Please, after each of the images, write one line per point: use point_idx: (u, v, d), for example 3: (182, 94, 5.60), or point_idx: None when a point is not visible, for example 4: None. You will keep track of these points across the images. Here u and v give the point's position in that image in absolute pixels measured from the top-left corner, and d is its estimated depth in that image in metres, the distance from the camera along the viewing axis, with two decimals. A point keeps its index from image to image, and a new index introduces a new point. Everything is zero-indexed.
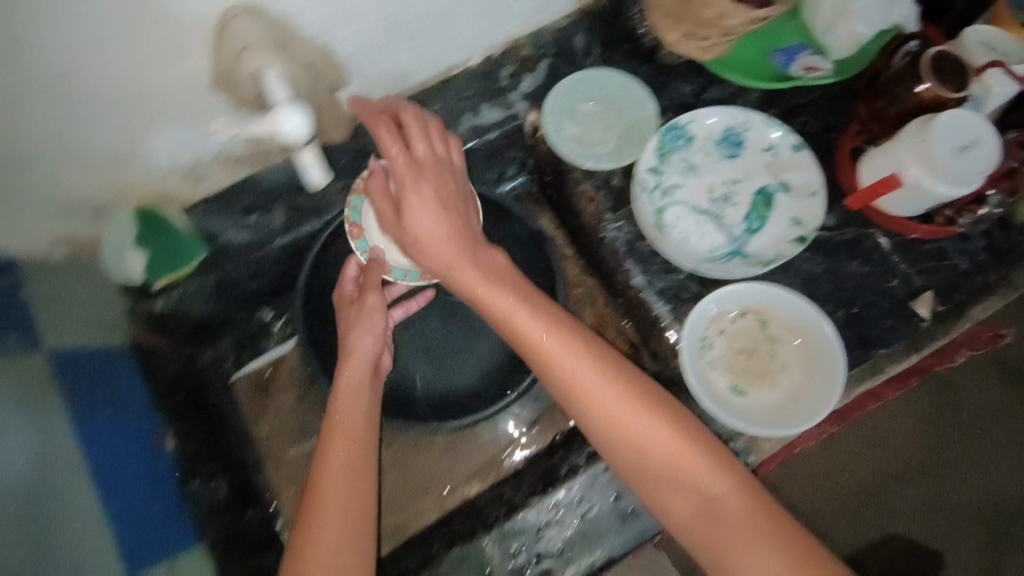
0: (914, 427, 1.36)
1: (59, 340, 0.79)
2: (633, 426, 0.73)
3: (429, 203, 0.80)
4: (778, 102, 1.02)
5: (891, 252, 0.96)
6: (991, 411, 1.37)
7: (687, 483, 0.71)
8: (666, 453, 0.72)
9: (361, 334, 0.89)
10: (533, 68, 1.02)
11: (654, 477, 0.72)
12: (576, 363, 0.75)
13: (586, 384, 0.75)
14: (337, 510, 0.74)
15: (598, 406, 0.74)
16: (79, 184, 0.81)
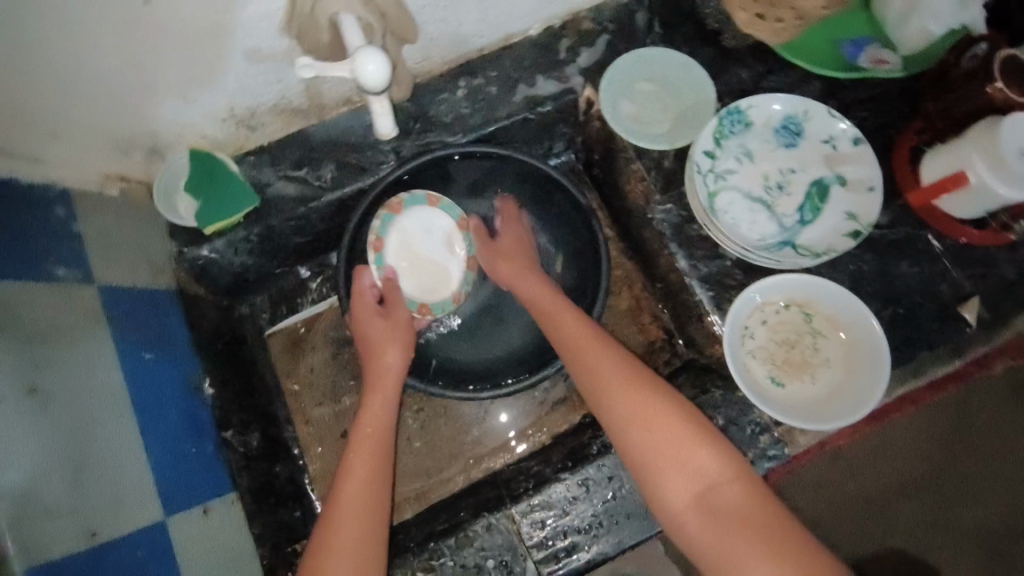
0: (927, 443, 1.29)
1: (107, 278, 0.79)
2: (642, 409, 0.72)
3: (519, 243, 1.00)
4: (839, 95, 0.98)
5: (943, 255, 0.93)
6: (1003, 430, 1.31)
7: (690, 470, 0.67)
8: (672, 438, 0.69)
9: (394, 351, 0.92)
10: (592, 43, 1.01)
11: (657, 460, 0.69)
12: (600, 357, 0.79)
13: (606, 371, 0.77)
14: (359, 502, 0.76)
15: (613, 390, 0.75)
16: (138, 121, 0.81)
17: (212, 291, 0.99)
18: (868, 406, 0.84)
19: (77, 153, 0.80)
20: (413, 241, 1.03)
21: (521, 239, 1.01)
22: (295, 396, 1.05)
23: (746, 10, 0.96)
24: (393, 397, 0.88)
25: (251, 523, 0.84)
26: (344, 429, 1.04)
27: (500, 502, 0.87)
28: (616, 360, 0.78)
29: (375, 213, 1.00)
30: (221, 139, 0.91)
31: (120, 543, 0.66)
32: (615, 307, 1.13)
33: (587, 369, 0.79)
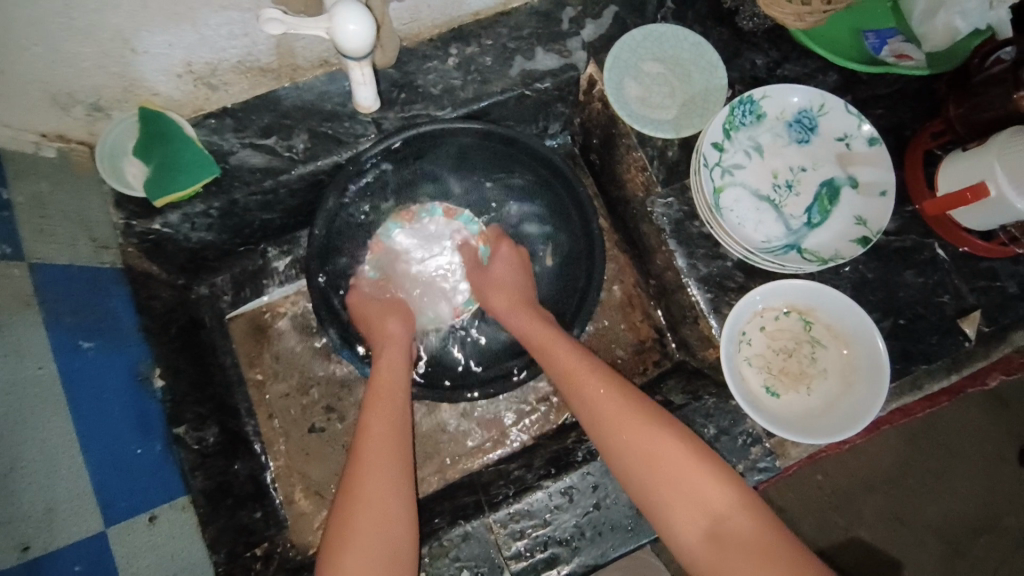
0: (892, 437, 1.30)
1: (41, 256, 0.69)
2: (638, 437, 0.67)
3: (511, 272, 0.93)
4: (855, 90, 0.93)
5: (947, 265, 0.90)
6: (969, 433, 1.31)
7: (693, 500, 0.62)
8: (674, 467, 0.64)
9: (395, 322, 0.89)
10: (597, 15, 0.93)
11: (660, 491, 0.64)
12: (595, 384, 0.73)
13: (601, 397, 0.72)
14: (385, 465, 0.71)
15: (610, 419, 0.70)
16: (76, 73, 0.70)
17: (166, 269, 0.89)
18: (866, 419, 0.80)
19: (7, 106, 0.69)
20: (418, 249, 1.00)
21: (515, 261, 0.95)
22: (257, 386, 0.97)
23: None
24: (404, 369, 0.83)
25: (204, 530, 0.76)
26: (312, 424, 0.96)
27: (479, 510, 0.81)
28: (611, 385, 0.73)
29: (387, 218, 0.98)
30: (177, 99, 0.80)
31: (51, 557, 0.59)
32: (606, 302, 1.07)
33: (584, 395, 0.73)
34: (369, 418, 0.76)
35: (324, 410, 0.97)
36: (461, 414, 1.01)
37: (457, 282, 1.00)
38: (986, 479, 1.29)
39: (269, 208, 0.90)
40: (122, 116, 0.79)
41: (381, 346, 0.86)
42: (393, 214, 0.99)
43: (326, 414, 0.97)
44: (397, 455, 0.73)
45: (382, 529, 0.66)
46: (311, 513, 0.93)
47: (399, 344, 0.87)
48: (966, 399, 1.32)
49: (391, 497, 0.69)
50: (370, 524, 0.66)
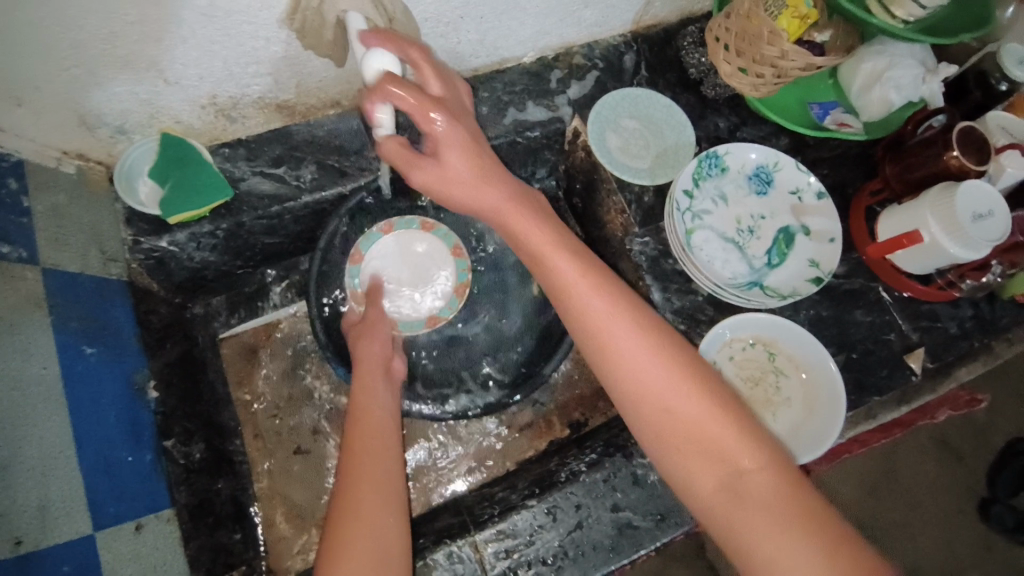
0: (853, 487, 1.37)
1: (53, 263, 0.72)
2: (650, 379, 0.63)
3: (470, 159, 0.69)
4: (804, 152, 1.06)
5: (890, 305, 1.00)
6: (922, 482, 1.39)
7: (711, 451, 0.60)
8: (695, 419, 0.61)
9: (370, 342, 0.90)
10: (582, 77, 1.06)
11: (681, 443, 0.61)
12: (611, 322, 0.65)
13: (612, 338, 0.65)
14: (369, 477, 0.71)
15: (627, 364, 0.64)
16: (109, 99, 0.76)
17: (164, 287, 0.91)
18: (830, 442, 0.88)
19: (40, 123, 0.74)
20: (396, 259, 1.00)
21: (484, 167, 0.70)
22: (246, 407, 0.97)
23: (730, 63, 0.96)
24: (383, 384, 0.86)
25: (185, 546, 0.75)
26: (298, 445, 0.97)
27: (464, 529, 0.83)
28: (628, 323, 0.65)
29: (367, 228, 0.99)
30: (197, 127, 0.86)
31: (43, 555, 0.58)
32: None
33: (596, 333, 0.65)
34: (356, 433, 0.77)
35: (311, 432, 0.98)
36: (447, 440, 1.03)
37: (430, 292, 0.99)
38: (941, 528, 1.35)
39: (273, 232, 0.95)
40: (143, 139, 0.84)
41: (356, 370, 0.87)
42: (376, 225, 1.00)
43: (312, 435, 0.98)
44: (386, 467, 0.74)
45: (377, 535, 0.67)
46: (290, 538, 0.92)
47: (376, 364, 0.88)
48: (918, 447, 1.41)
49: (379, 505, 0.69)
50: (362, 533, 0.66)
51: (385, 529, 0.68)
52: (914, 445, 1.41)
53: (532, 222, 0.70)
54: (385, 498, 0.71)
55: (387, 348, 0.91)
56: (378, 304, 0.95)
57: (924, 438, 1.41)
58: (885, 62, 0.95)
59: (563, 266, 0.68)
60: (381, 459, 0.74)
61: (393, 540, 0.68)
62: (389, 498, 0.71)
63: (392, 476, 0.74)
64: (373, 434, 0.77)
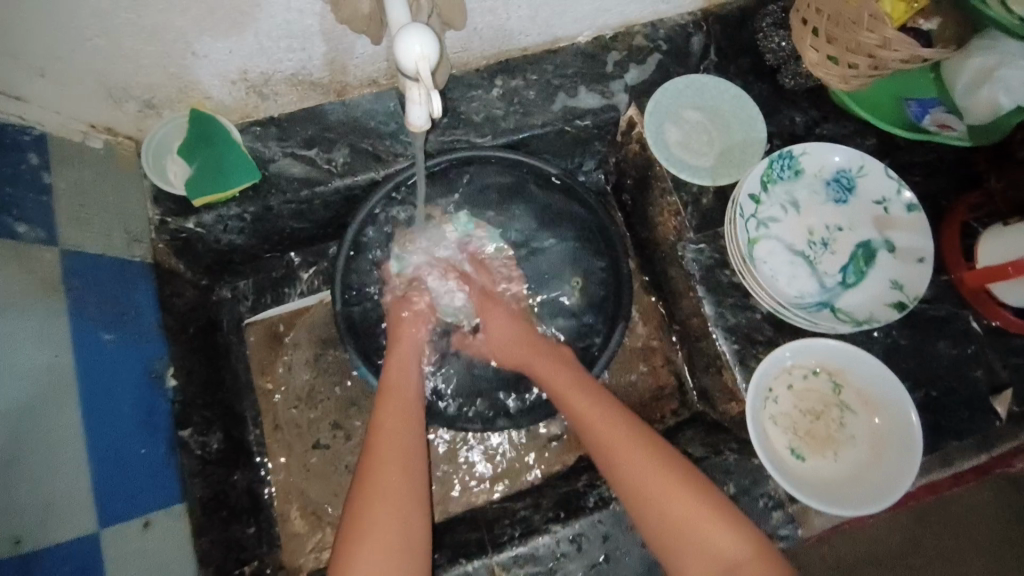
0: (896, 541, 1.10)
1: (74, 243, 0.70)
2: (649, 479, 0.68)
3: (511, 326, 0.90)
4: (893, 155, 0.93)
5: (981, 338, 0.86)
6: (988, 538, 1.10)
7: (703, 548, 0.63)
8: (689, 518, 0.65)
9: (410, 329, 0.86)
10: (642, 60, 0.95)
11: (677, 537, 0.65)
12: (607, 432, 0.73)
13: (615, 442, 0.72)
14: (391, 473, 0.69)
15: (625, 468, 0.70)
16: (135, 72, 0.72)
17: (191, 268, 0.88)
18: (898, 495, 0.76)
19: (65, 93, 0.71)
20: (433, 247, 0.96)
21: (522, 335, 0.89)
22: (266, 395, 0.94)
23: (818, 50, 0.84)
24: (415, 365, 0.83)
25: (196, 541, 0.74)
26: (317, 440, 0.93)
27: (480, 548, 0.77)
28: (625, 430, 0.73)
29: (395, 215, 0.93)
30: (227, 103, 0.81)
31: (48, 552, 0.58)
32: (627, 343, 1.06)
33: (596, 441, 0.74)
34: (384, 421, 0.74)
35: (330, 427, 0.94)
36: (469, 446, 0.98)
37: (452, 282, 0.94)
38: None
39: (302, 217, 0.90)
40: (173, 115, 0.80)
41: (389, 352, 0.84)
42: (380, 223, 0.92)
43: (331, 432, 0.94)
44: (408, 455, 0.71)
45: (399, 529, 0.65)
46: (304, 536, 0.90)
47: (414, 349, 0.84)
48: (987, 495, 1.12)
49: (405, 499, 0.67)
50: (381, 537, 0.64)
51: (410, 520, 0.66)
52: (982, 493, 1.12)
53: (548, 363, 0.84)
54: (408, 491, 0.68)
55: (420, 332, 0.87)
56: (420, 287, 0.92)
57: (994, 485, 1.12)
58: (995, 60, 0.79)
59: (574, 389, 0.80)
60: (405, 447, 0.72)
61: (416, 544, 0.65)
62: (414, 487, 0.69)
63: (414, 465, 0.71)
64: (400, 420, 0.74)
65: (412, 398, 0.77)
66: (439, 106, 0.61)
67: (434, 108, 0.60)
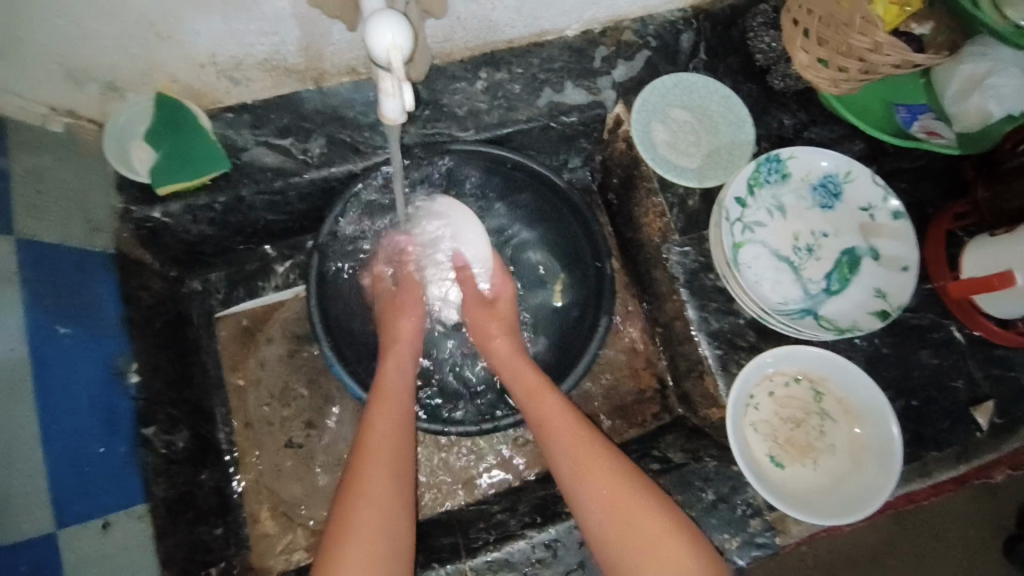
0: (877, 546, 1.10)
1: (32, 233, 0.66)
2: (612, 492, 0.67)
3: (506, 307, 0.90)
4: (881, 161, 0.92)
5: (963, 348, 0.86)
6: (967, 547, 1.10)
7: (661, 564, 0.62)
8: (648, 533, 0.63)
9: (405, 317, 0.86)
10: (630, 56, 0.93)
11: (630, 551, 0.63)
12: (574, 441, 0.72)
13: (578, 454, 0.71)
14: (382, 467, 0.67)
15: (586, 481, 0.68)
16: (97, 53, 0.68)
17: (159, 259, 0.85)
18: (875, 506, 0.75)
19: (23, 75, 0.67)
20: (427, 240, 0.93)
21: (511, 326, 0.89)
22: (236, 393, 0.92)
23: (808, 53, 0.81)
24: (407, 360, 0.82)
25: (159, 543, 0.70)
26: (289, 438, 0.91)
27: (454, 553, 0.75)
28: (597, 440, 0.72)
29: (383, 209, 0.90)
30: (197, 88, 0.78)
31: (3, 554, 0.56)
32: (609, 345, 1.04)
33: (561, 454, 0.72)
34: (375, 415, 0.73)
35: (302, 425, 0.92)
36: (445, 446, 0.96)
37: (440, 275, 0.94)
38: None
39: (277, 209, 0.87)
40: (138, 99, 0.77)
41: (386, 346, 0.83)
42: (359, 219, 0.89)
43: (304, 430, 0.92)
44: (397, 448, 0.70)
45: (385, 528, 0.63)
46: (273, 536, 0.88)
47: (412, 344, 0.84)
48: (966, 503, 1.12)
49: (393, 492, 0.66)
50: (370, 535, 0.62)
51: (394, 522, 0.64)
52: (962, 501, 1.12)
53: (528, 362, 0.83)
54: (396, 489, 0.67)
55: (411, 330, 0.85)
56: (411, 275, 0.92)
57: (974, 492, 1.12)
58: (986, 67, 0.78)
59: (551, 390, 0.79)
60: (397, 443, 0.71)
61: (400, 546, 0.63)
62: (403, 486, 0.68)
63: (405, 462, 0.70)
64: (393, 416, 0.73)
65: (402, 393, 0.77)
66: (413, 99, 0.58)
67: (407, 100, 0.56)
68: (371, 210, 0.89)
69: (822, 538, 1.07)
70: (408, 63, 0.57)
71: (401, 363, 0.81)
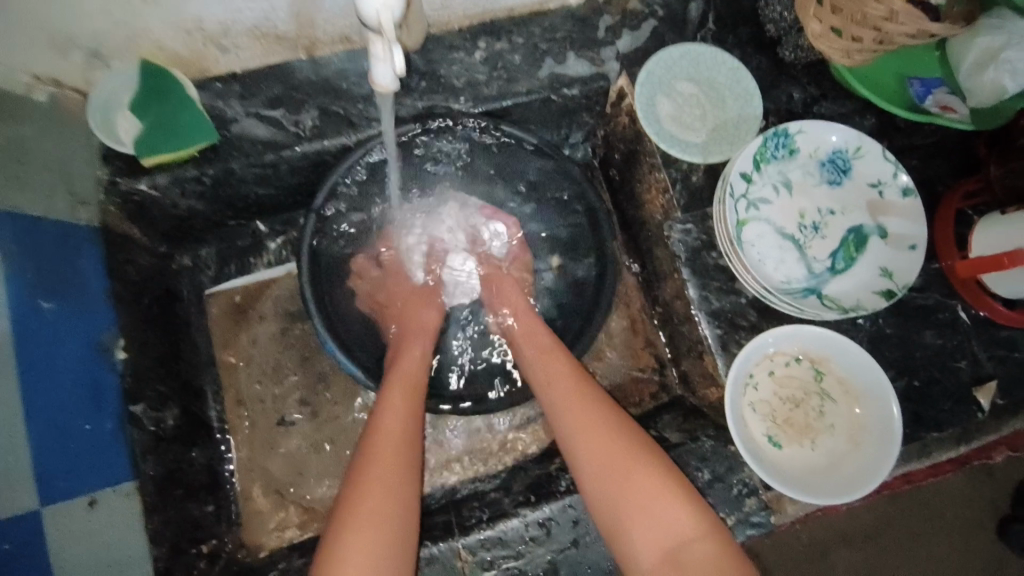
0: (872, 525, 1.10)
1: (10, 205, 0.64)
2: (616, 456, 0.66)
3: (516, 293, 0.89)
4: (891, 137, 0.89)
5: (967, 329, 0.84)
6: (961, 525, 1.11)
7: (659, 526, 0.61)
8: (646, 494, 0.63)
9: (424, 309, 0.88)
10: (635, 26, 0.89)
11: (630, 513, 0.62)
12: (579, 408, 0.71)
13: (583, 420, 0.70)
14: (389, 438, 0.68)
15: (590, 448, 0.67)
16: (77, 19, 0.65)
17: (147, 235, 0.83)
18: (873, 486, 0.75)
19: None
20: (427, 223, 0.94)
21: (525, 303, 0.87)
22: (231, 370, 0.91)
23: (822, 21, 0.77)
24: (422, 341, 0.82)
25: (147, 519, 0.70)
26: (284, 416, 0.91)
27: (447, 532, 0.75)
28: (605, 406, 0.71)
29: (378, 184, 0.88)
30: (182, 55, 0.75)
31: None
32: (608, 324, 1.02)
33: (568, 420, 0.71)
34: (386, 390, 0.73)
35: (298, 403, 0.91)
36: (441, 424, 0.96)
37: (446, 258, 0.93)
38: None
39: (268, 183, 0.85)
40: (122, 67, 0.74)
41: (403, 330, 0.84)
42: (354, 195, 0.87)
43: (300, 408, 0.91)
44: (406, 421, 0.71)
45: (386, 509, 0.62)
46: (268, 513, 0.88)
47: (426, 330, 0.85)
48: (962, 483, 1.12)
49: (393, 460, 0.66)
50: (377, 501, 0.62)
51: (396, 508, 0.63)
52: (958, 481, 1.12)
53: (539, 334, 0.82)
54: (401, 470, 0.66)
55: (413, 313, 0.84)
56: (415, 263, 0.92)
57: (970, 472, 1.12)
58: (1006, 39, 0.74)
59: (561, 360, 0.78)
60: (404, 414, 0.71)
61: (403, 513, 0.63)
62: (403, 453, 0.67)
63: (409, 433, 0.70)
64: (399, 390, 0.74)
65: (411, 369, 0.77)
66: (405, 64, 0.56)
67: (398, 66, 0.55)
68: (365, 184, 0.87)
69: (818, 516, 1.07)
70: (400, 26, 0.55)
71: (412, 348, 0.81)
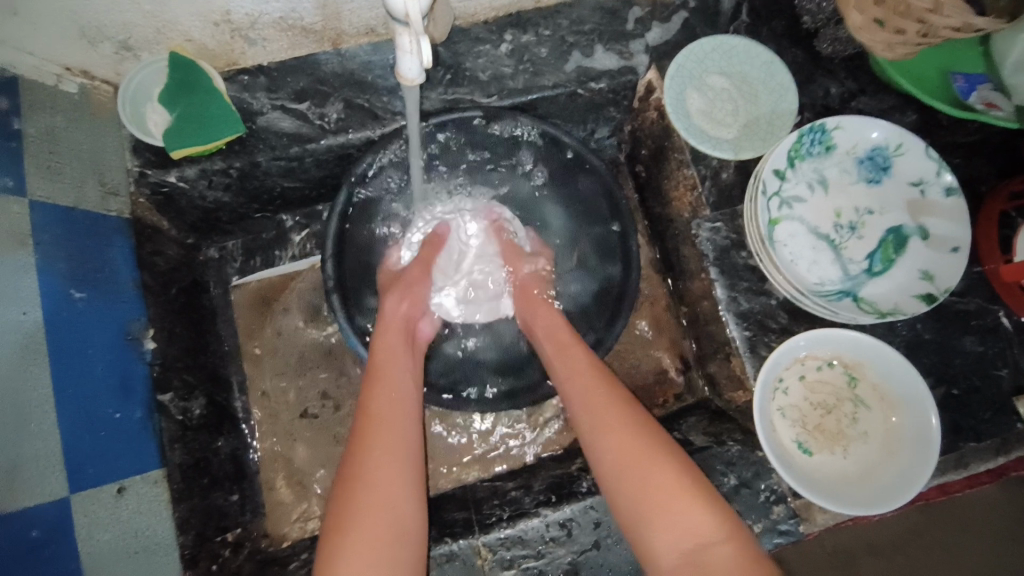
0: (898, 538, 1.06)
1: (44, 195, 0.65)
2: (634, 454, 0.64)
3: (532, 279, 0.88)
4: (934, 134, 0.85)
5: (1011, 335, 0.81)
6: (994, 540, 1.06)
7: (680, 528, 0.59)
8: (666, 494, 0.61)
9: (394, 297, 0.81)
10: (666, 18, 0.87)
11: (650, 513, 0.61)
12: (600, 406, 0.69)
13: (603, 418, 0.68)
14: (388, 425, 0.66)
15: (608, 445, 0.66)
16: (110, 11, 0.66)
17: (175, 226, 0.84)
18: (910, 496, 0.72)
19: (39, 33, 0.65)
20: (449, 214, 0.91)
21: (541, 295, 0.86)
22: (252, 362, 0.92)
23: (863, 12, 0.74)
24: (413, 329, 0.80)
25: (175, 508, 0.70)
26: (304, 409, 0.91)
27: (467, 529, 0.74)
28: (622, 404, 0.69)
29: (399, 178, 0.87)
30: (212, 48, 0.75)
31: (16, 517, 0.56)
32: (632, 324, 1.01)
33: (586, 419, 0.69)
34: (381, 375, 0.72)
35: (319, 397, 0.92)
36: (460, 422, 0.95)
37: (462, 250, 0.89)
38: None
39: (293, 175, 0.85)
40: (152, 60, 0.74)
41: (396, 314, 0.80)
42: (379, 187, 0.87)
43: (320, 401, 0.92)
44: (403, 408, 0.69)
45: (390, 500, 0.60)
46: (288, 505, 0.88)
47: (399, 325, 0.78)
48: (995, 496, 1.08)
49: (396, 449, 0.64)
50: (375, 491, 0.60)
51: (399, 506, 0.60)
52: (991, 494, 1.08)
53: (555, 327, 0.81)
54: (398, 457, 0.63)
55: (415, 310, 0.83)
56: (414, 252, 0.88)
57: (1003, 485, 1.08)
58: None
59: (579, 355, 0.76)
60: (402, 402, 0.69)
61: (404, 504, 0.61)
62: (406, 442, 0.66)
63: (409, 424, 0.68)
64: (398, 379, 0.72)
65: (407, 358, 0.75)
66: (431, 56, 0.56)
67: (425, 59, 0.54)
68: (389, 178, 0.87)
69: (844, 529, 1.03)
70: (427, 17, 0.54)
71: (400, 335, 0.78)
